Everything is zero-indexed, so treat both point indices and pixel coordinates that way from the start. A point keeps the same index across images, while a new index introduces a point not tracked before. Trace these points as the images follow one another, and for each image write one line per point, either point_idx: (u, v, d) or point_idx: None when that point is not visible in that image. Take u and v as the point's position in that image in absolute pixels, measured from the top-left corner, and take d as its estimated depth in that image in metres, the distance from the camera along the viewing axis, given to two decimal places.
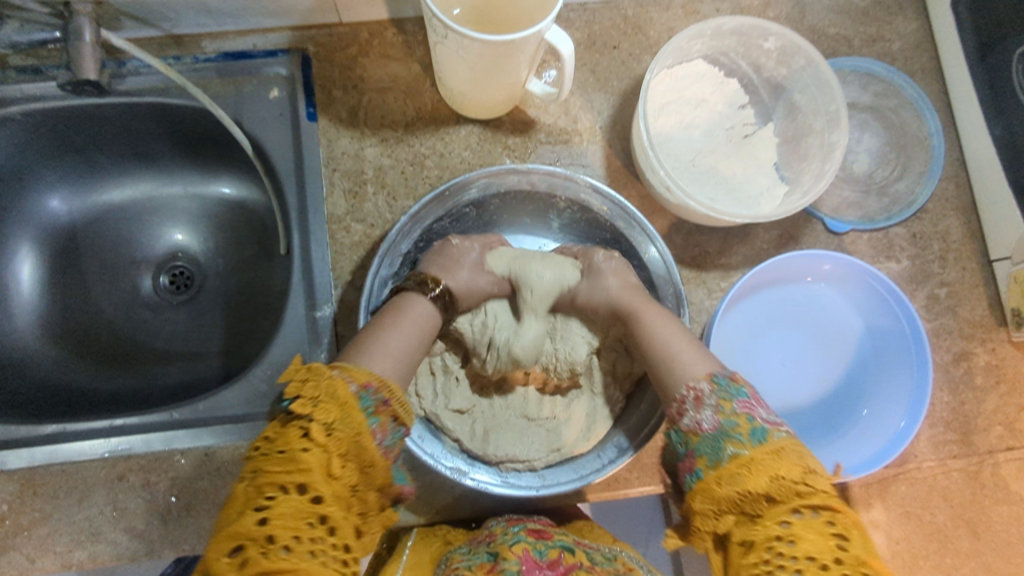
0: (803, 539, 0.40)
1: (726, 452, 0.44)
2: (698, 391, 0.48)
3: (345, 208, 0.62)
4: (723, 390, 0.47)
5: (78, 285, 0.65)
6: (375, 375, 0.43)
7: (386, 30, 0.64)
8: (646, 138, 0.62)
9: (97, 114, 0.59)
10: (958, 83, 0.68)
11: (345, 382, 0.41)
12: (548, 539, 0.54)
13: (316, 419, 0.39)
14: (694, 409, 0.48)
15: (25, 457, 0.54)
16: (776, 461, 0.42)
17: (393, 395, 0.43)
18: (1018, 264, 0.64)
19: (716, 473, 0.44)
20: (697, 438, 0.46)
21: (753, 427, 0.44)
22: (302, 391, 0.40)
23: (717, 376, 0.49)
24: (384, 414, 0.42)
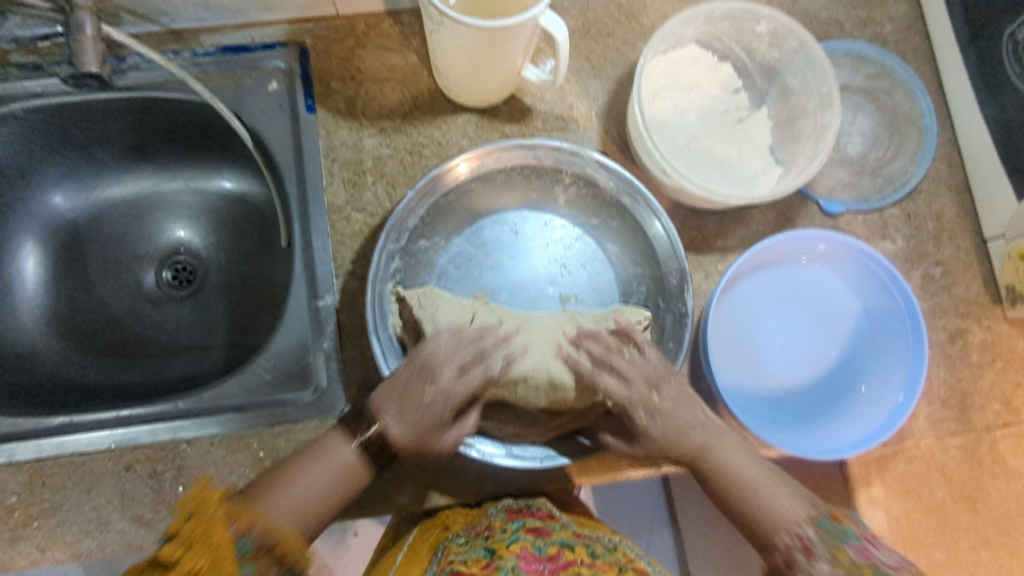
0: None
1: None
2: (806, 539, 0.49)
3: (345, 198, 0.66)
4: (831, 536, 0.48)
5: (83, 279, 0.77)
6: (286, 531, 0.48)
7: (383, 22, 0.68)
8: (641, 122, 0.62)
9: (104, 106, 0.68)
10: (950, 69, 0.69)
11: (224, 523, 0.45)
12: (546, 536, 0.57)
13: (182, 566, 0.42)
14: (807, 560, 0.48)
15: (35, 448, 0.61)
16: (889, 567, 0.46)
17: (280, 544, 0.46)
18: (1011, 241, 0.65)
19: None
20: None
21: (846, 536, 0.48)
22: (209, 491, 0.48)
23: (819, 521, 0.50)
24: (264, 562, 0.45)
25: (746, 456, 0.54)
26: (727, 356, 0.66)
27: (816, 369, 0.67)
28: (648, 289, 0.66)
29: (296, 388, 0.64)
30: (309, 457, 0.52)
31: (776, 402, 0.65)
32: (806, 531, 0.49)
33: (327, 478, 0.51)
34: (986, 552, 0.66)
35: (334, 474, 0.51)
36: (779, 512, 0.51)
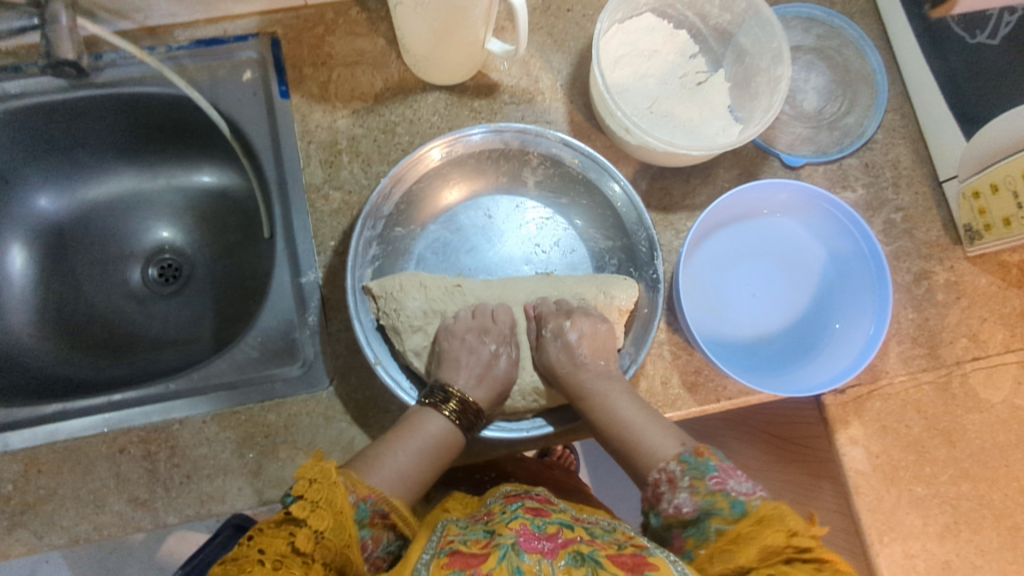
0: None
1: (711, 530, 0.46)
2: (670, 472, 0.51)
3: (322, 177, 0.68)
4: (693, 469, 0.50)
5: (70, 278, 0.78)
6: (375, 488, 0.49)
7: (350, 9, 0.71)
8: (602, 85, 0.64)
9: (81, 105, 0.69)
10: (896, 25, 0.73)
11: (344, 492, 0.45)
12: (546, 515, 0.51)
13: (310, 525, 0.42)
14: (671, 492, 0.50)
15: (28, 436, 0.62)
16: (761, 531, 0.43)
17: (393, 511, 0.49)
18: (965, 181, 0.68)
19: (707, 549, 0.46)
20: (680, 522, 0.49)
21: (731, 500, 0.46)
22: (307, 491, 0.44)
23: (684, 454, 0.51)
24: (378, 526, 0.48)
25: (631, 399, 0.58)
26: (702, 309, 0.69)
27: (788, 315, 0.70)
28: (620, 261, 0.68)
29: (285, 363, 0.65)
30: (403, 431, 0.54)
31: (752, 349, 0.68)
32: (671, 468, 0.51)
33: (426, 448, 0.54)
34: (966, 485, 0.68)
35: (431, 444, 0.54)
36: (651, 451, 0.53)
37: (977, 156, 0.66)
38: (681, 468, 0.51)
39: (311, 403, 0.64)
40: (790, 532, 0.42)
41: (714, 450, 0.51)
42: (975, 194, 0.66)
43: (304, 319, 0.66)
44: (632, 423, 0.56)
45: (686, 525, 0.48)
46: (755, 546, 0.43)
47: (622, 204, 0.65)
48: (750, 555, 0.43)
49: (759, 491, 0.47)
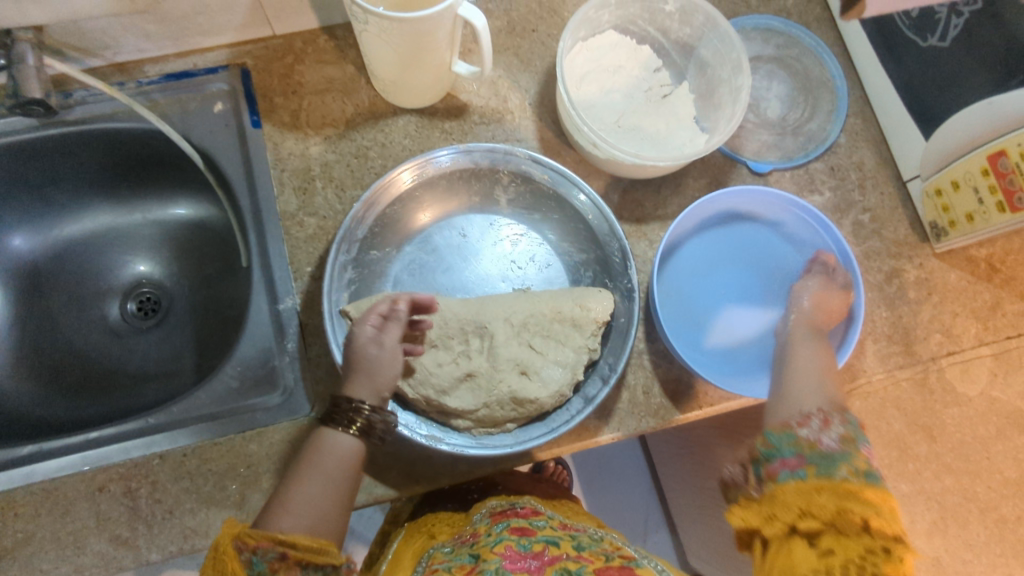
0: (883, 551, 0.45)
1: (840, 472, 0.48)
2: (826, 417, 0.54)
3: (296, 204, 0.68)
4: (850, 427, 0.52)
5: (47, 317, 0.77)
6: (267, 534, 0.45)
7: (318, 38, 0.72)
8: (568, 103, 0.65)
9: (53, 144, 0.69)
10: (850, 32, 0.75)
11: (232, 556, 0.44)
12: (531, 534, 0.54)
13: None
14: (819, 429, 0.52)
15: (4, 479, 0.61)
16: (880, 509, 0.46)
17: (294, 548, 0.45)
18: (928, 179, 0.69)
19: (824, 484, 0.48)
20: (811, 449, 0.51)
21: (869, 470, 0.48)
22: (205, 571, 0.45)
23: (851, 417, 0.54)
24: (284, 569, 0.45)
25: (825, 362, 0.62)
26: (683, 316, 0.69)
27: (764, 320, 0.70)
28: (594, 273, 0.69)
29: (266, 391, 0.65)
30: (306, 456, 0.51)
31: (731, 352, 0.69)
32: (831, 414, 0.54)
33: (330, 472, 0.50)
34: None
35: (334, 465, 0.50)
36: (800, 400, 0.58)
37: (937, 155, 0.67)
38: (846, 419, 0.53)
39: (292, 431, 0.63)
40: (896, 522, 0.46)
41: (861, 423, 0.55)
42: (938, 191, 0.68)
43: (283, 345, 0.66)
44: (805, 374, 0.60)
45: (811, 455, 0.50)
46: (870, 510, 0.46)
47: (593, 217, 0.66)
48: (859, 513, 0.46)
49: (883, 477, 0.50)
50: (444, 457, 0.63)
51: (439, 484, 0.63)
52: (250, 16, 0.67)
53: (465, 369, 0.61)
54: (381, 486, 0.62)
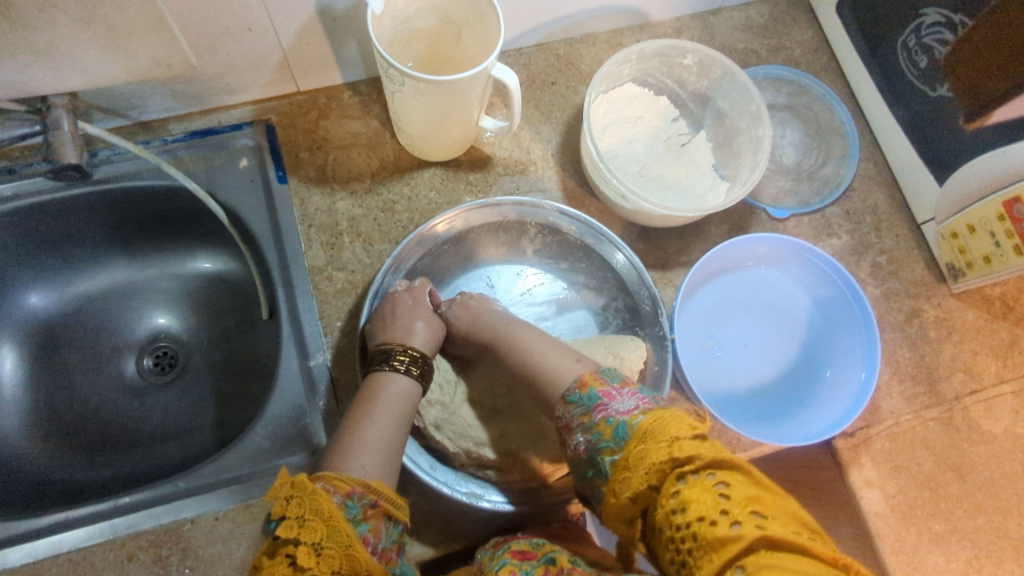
0: (688, 497, 0.39)
1: (605, 465, 0.46)
2: (566, 417, 0.51)
3: (325, 259, 0.68)
4: (580, 406, 0.50)
5: (62, 376, 0.75)
6: (358, 480, 0.46)
7: (342, 93, 0.73)
8: (595, 155, 0.66)
9: (75, 203, 0.69)
10: (858, 80, 0.77)
11: (327, 498, 0.42)
12: (532, 558, 0.50)
13: (303, 541, 0.40)
14: (571, 436, 0.50)
15: (28, 551, 0.59)
16: (647, 446, 0.43)
17: (381, 497, 0.46)
18: (942, 223, 0.71)
19: (609, 485, 0.45)
20: (582, 463, 0.49)
21: (613, 428, 0.46)
22: (287, 511, 0.42)
23: (570, 394, 0.52)
24: (374, 517, 0.45)
25: (550, 340, 0.59)
26: (697, 363, 0.69)
27: (781, 363, 0.71)
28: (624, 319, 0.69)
29: (296, 449, 0.64)
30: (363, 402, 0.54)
31: (750, 397, 0.69)
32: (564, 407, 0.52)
33: (395, 409, 0.54)
34: (982, 518, 0.68)
35: (390, 402, 0.54)
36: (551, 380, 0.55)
37: (951, 199, 0.69)
38: (569, 410, 0.51)
39: None
40: (670, 441, 0.42)
41: (597, 377, 0.52)
42: (954, 235, 0.70)
43: (314, 402, 0.65)
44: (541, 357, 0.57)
45: (590, 467, 0.48)
46: (643, 466, 0.42)
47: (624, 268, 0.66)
48: (639, 479, 0.43)
49: (639, 407, 0.47)
50: (481, 513, 0.62)
51: (477, 540, 0.62)
52: (277, 75, 0.68)
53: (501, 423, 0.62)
54: (419, 543, 0.61)
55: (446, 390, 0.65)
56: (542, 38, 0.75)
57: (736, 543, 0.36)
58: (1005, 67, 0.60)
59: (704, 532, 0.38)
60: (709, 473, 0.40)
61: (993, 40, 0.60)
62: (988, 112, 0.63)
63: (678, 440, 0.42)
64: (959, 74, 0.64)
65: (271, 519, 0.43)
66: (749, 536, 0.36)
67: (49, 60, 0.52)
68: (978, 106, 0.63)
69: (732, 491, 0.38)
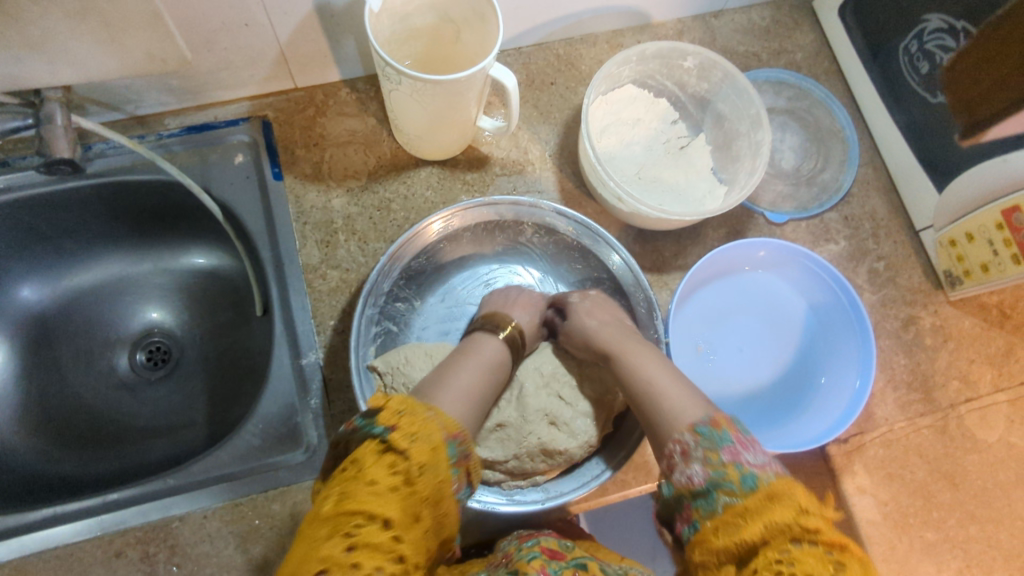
0: (804, 564, 0.37)
1: (719, 503, 0.43)
2: (684, 445, 0.47)
3: (319, 257, 0.68)
4: (706, 441, 0.46)
5: (54, 370, 0.75)
6: (461, 426, 0.45)
7: (340, 90, 0.73)
8: (593, 157, 0.65)
9: (69, 197, 0.69)
10: (859, 85, 0.77)
11: (437, 427, 0.43)
12: (562, 559, 0.48)
13: (410, 456, 0.40)
14: (682, 463, 0.46)
15: (15, 546, 0.58)
16: (770, 506, 0.41)
17: (473, 453, 0.45)
18: (941, 230, 0.71)
19: (712, 523, 0.43)
20: (690, 493, 0.45)
21: (743, 473, 0.43)
22: (401, 427, 0.41)
23: (699, 426, 0.47)
24: (462, 465, 0.44)
25: (671, 369, 0.55)
26: (692, 368, 0.69)
27: (776, 368, 0.71)
28: None
29: (287, 448, 0.63)
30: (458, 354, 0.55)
31: (744, 403, 0.69)
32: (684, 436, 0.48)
33: (484, 365, 0.54)
34: (974, 527, 0.68)
35: (488, 363, 0.55)
36: (672, 417, 0.50)
37: (950, 207, 0.69)
38: (693, 443, 0.47)
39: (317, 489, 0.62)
40: (801, 511, 0.40)
41: (733, 423, 0.48)
42: (952, 242, 0.69)
43: (306, 401, 0.65)
44: (675, 394, 0.51)
45: (693, 500, 0.45)
46: (763, 521, 0.40)
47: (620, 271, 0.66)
48: (755, 531, 0.40)
49: (774, 466, 0.44)
50: (472, 514, 0.62)
51: (466, 541, 0.62)
52: (274, 71, 0.68)
53: (495, 420, 0.60)
54: None
55: None
56: (542, 37, 0.75)
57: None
58: (999, 85, 0.60)
59: None
60: (831, 551, 0.38)
61: (991, 56, 0.60)
62: (982, 130, 0.63)
63: (807, 512, 0.40)
64: (954, 89, 0.65)
65: (369, 426, 0.42)
66: None
67: (43, 53, 0.52)
68: (974, 125, 0.64)
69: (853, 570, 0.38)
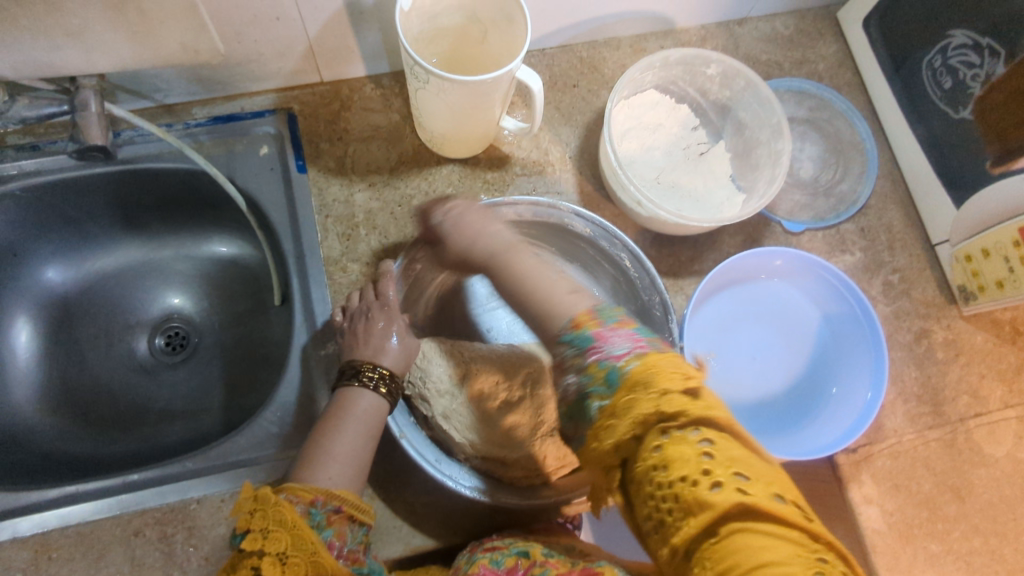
0: (674, 451, 0.37)
1: (593, 410, 0.41)
2: (559, 359, 0.46)
3: (340, 250, 0.69)
4: (572, 348, 0.44)
5: (75, 351, 0.76)
6: (320, 488, 0.47)
7: (364, 86, 0.73)
8: (613, 160, 0.66)
9: (95, 181, 0.70)
10: (881, 96, 0.77)
11: (290, 506, 0.45)
12: (504, 549, 0.54)
13: (268, 552, 0.42)
14: (562, 376, 0.45)
15: (37, 522, 0.60)
16: (654, 381, 0.39)
17: (344, 502, 0.48)
18: (957, 245, 0.71)
19: (594, 430, 0.41)
20: (569, 404, 0.44)
21: (605, 371, 0.41)
22: (251, 524, 0.43)
23: (564, 334, 0.46)
24: (339, 522, 0.47)
25: (538, 263, 0.53)
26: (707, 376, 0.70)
27: (788, 376, 0.71)
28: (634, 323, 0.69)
29: (303, 437, 0.64)
30: (334, 417, 0.54)
31: (755, 412, 0.69)
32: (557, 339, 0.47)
33: (362, 426, 0.53)
34: (978, 540, 0.69)
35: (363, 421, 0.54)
36: (546, 318, 0.48)
37: (968, 223, 0.69)
38: (564, 352, 0.45)
39: None
40: (661, 396, 0.39)
41: (596, 317, 0.45)
42: (968, 257, 0.70)
43: (324, 391, 0.65)
44: (529, 269, 0.52)
45: (577, 410, 0.43)
46: (631, 418, 0.39)
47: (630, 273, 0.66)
48: (625, 431, 0.39)
49: (635, 349, 0.42)
50: (484, 508, 0.63)
51: (478, 534, 0.63)
52: (301, 65, 0.69)
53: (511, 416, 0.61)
54: (421, 535, 0.62)
55: (457, 379, 0.63)
56: (566, 39, 0.76)
57: (708, 501, 0.35)
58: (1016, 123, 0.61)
59: (687, 489, 0.36)
60: (697, 430, 0.38)
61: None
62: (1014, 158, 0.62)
63: (669, 395, 0.39)
64: (988, 119, 0.64)
65: (237, 534, 0.44)
66: (727, 502, 0.35)
67: (80, 42, 0.53)
68: (1006, 152, 0.63)
69: (718, 450, 0.37)
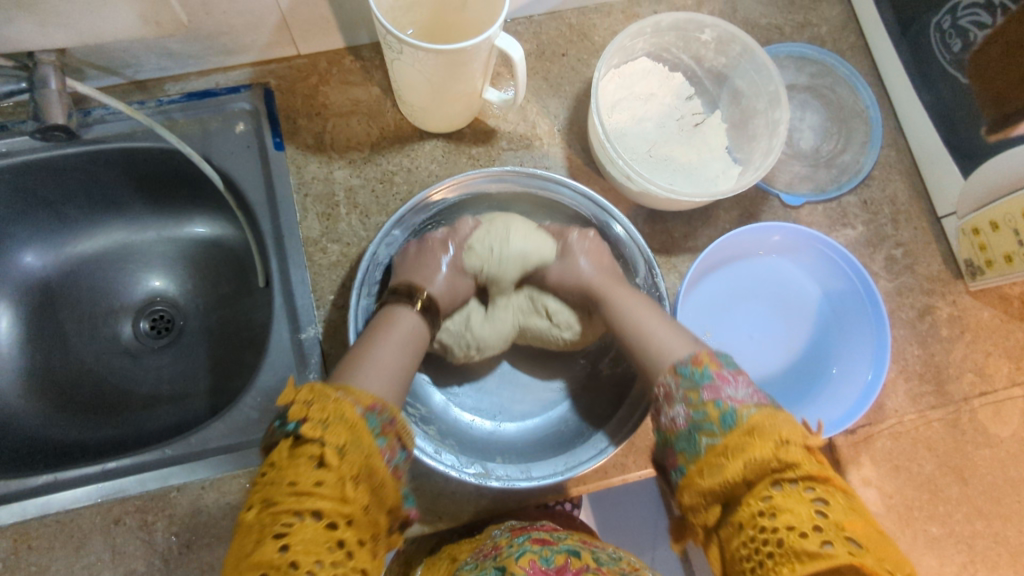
0: (784, 509, 0.40)
1: (701, 444, 0.46)
2: (667, 387, 0.50)
3: (320, 230, 0.67)
4: (687, 380, 0.48)
5: (58, 336, 0.75)
6: (375, 395, 0.46)
7: (344, 58, 0.70)
8: (601, 132, 0.63)
9: (67, 162, 0.68)
10: (885, 60, 0.73)
11: (349, 406, 0.43)
12: (553, 544, 0.53)
13: (328, 442, 0.41)
14: (667, 405, 0.49)
15: (16, 511, 0.59)
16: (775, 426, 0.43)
17: (397, 416, 0.46)
18: (964, 217, 0.68)
19: (699, 465, 0.45)
20: (674, 434, 0.48)
21: (721, 412, 0.45)
22: (309, 413, 0.42)
23: (680, 367, 0.50)
24: (391, 435, 0.44)
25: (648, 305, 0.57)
26: None
27: (786, 356, 0.69)
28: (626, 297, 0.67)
29: None
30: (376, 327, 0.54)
31: None
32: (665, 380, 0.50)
33: (405, 342, 0.54)
34: (980, 523, 0.67)
35: (404, 342, 0.54)
36: (659, 355, 0.52)
37: (975, 192, 0.66)
38: (675, 382, 0.49)
39: None
40: (780, 445, 0.42)
41: (715, 360, 0.49)
42: (975, 230, 0.66)
43: (305, 376, 0.63)
44: (633, 311, 0.57)
45: (678, 440, 0.48)
46: (744, 459, 0.43)
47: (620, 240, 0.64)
48: (734, 474, 0.43)
49: (754, 398, 0.46)
50: (468, 492, 0.62)
51: (463, 520, 0.62)
52: (275, 36, 0.66)
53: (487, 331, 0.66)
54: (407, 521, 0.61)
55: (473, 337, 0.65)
56: (554, 5, 0.72)
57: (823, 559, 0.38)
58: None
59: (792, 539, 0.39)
60: (810, 488, 0.41)
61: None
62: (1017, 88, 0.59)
63: (788, 445, 0.42)
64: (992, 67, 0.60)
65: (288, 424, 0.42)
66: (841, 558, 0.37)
67: (35, 16, 0.52)
68: (1002, 117, 0.61)
69: (834, 504, 0.40)
